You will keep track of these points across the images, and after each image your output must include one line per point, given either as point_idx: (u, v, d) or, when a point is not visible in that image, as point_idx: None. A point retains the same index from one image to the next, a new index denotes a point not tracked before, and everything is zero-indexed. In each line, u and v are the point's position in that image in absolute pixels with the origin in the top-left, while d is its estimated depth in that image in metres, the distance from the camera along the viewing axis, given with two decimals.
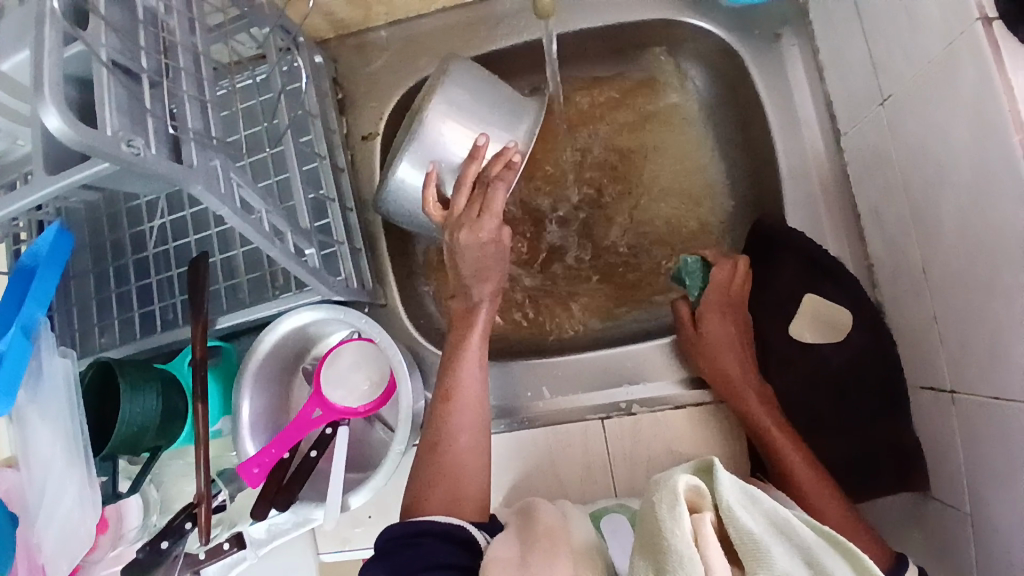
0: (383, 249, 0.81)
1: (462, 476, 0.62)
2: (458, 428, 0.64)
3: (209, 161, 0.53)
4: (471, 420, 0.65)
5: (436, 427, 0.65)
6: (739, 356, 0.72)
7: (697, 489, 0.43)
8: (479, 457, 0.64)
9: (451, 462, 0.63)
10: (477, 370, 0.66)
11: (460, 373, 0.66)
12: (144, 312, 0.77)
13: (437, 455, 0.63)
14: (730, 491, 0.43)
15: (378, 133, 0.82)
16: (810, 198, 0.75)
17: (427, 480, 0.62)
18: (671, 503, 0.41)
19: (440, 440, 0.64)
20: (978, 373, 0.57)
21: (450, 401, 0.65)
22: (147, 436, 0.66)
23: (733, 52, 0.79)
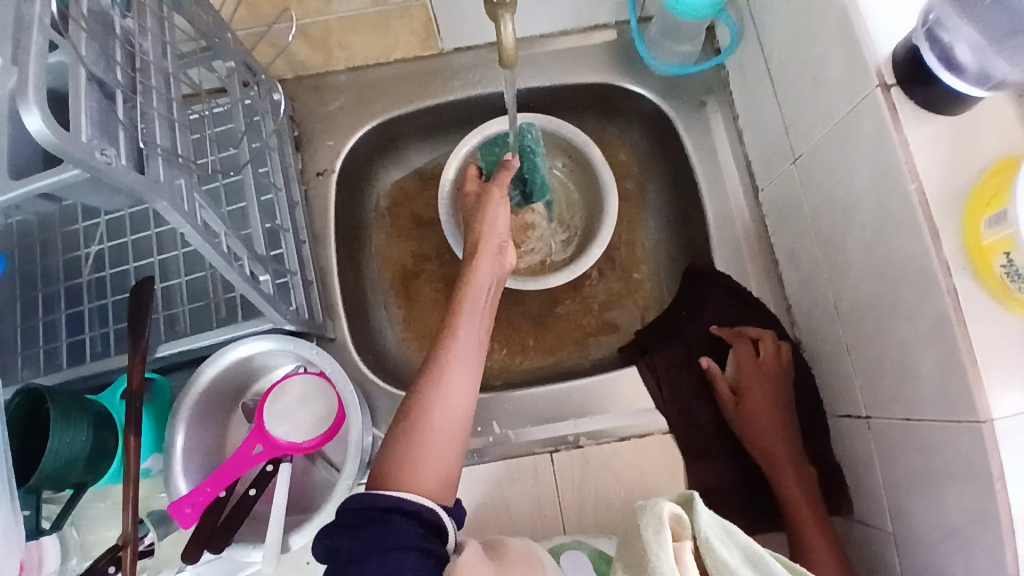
0: (334, 282, 0.81)
1: (442, 453, 0.59)
2: (446, 397, 0.61)
3: (175, 179, 0.53)
4: (459, 396, 0.61)
5: (424, 394, 0.61)
6: (765, 389, 0.74)
7: (678, 517, 0.47)
8: (455, 433, 0.60)
9: (430, 434, 0.59)
10: (472, 350, 0.64)
11: (456, 349, 0.63)
12: (72, 342, 0.73)
13: (419, 419, 0.60)
14: (707, 522, 0.48)
15: (333, 171, 0.84)
16: (735, 245, 0.82)
17: (406, 451, 0.59)
18: (656, 531, 0.45)
19: (424, 409, 0.60)
20: (891, 396, 0.64)
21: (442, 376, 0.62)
22: (74, 473, 0.62)
23: (664, 115, 0.88)
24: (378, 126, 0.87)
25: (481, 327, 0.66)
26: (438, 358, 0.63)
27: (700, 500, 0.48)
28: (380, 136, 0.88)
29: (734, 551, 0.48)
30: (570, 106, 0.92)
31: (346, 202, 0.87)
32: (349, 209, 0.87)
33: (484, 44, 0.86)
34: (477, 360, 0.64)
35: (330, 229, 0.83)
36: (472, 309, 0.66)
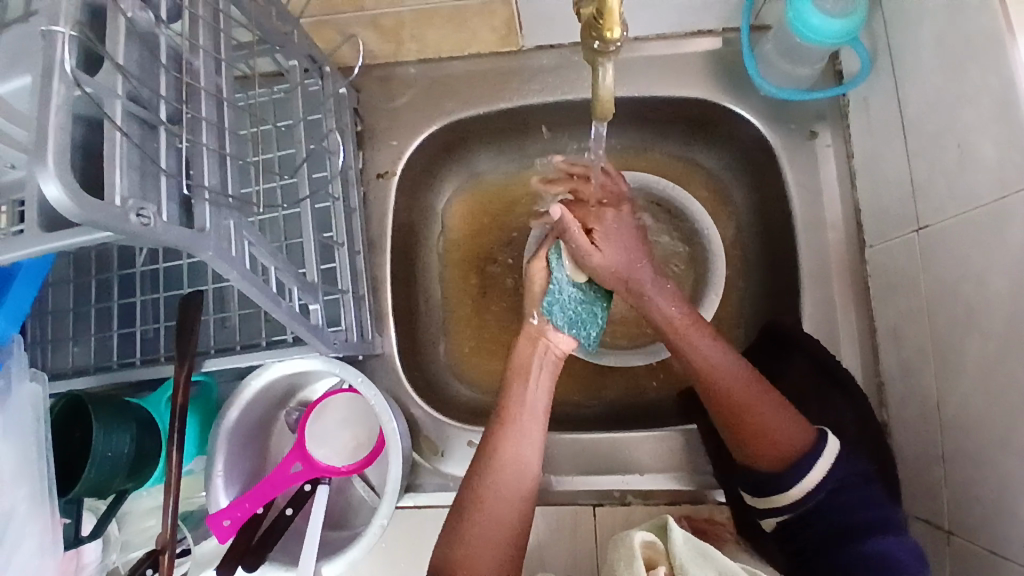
0: (386, 294, 0.78)
1: (495, 530, 0.57)
2: (509, 448, 0.60)
3: (223, 222, 0.48)
4: (529, 434, 0.61)
5: (472, 481, 0.60)
6: (728, 363, 0.60)
7: (652, 545, 0.52)
8: (507, 516, 0.58)
9: (485, 514, 0.58)
10: (530, 431, 0.61)
11: (516, 431, 0.61)
12: (123, 334, 0.72)
13: (478, 492, 0.59)
14: (681, 549, 0.51)
15: (394, 173, 0.80)
16: (828, 302, 0.73)
17: (462, 530, 0.57)
18: (629, 560, 0.51)
19: (480, 489, 0.59)
20: (979, 521, 0.56)
21: (494, 448, 0.60)
22: (116, 480, 0.62)
23: (767, 143, 0.77)
24: (445, 127, 0.80)
25: (541, 399, 0.63)
26: (493, 427, 0.62)
27: (671, 531, 0.51)
28: (447, 137, 0.82)
29: (707, 574, 0.50)
30: (659, 120, 0.82)
31: (405, 205, 0.82)
32: (407, 214, 0.82)
33: (569, 43, 0.77)
34: (540, 430, 0.62)
35: (386, 236, 0.78)
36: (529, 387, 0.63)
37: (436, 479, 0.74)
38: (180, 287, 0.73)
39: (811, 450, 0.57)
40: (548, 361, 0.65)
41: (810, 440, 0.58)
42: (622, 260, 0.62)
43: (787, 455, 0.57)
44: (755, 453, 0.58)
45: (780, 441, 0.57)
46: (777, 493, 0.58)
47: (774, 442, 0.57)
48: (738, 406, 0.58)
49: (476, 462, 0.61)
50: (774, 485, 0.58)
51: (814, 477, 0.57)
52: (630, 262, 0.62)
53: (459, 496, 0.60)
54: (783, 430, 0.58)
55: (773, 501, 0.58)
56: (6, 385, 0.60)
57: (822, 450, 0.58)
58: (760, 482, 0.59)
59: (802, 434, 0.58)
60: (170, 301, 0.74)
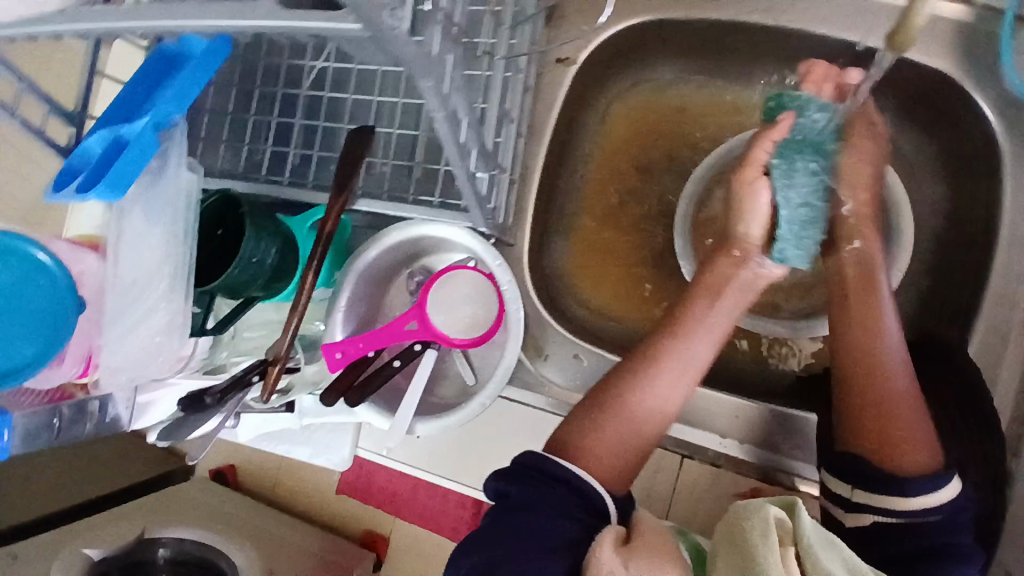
0: (534, 184, 0.75)
1: (626, 441, 0.57)
2: (666, 374, 0.58)
3: (444, 54, 0.45)
4: (672, 385, 0.58)
5: (625, 378, 0.59)
6: (907, 401, 0.57)
7: (780, 521, 0.47)
8: (644, 426, 0.58)
9: (623, 414, 0.57)
10: (692, 359, 0.59)
11: (680, 351, 0.59)
12: (276, 152, 0.72)
13: (621, 394, 0.58)
14: (811, 533, 0.47)
15: (575, 62, 0.74)
16: (998, 332, 0.67)
17: (594, 424, 0.57)
18: (763, 530, 0.46)
19: (625, 390, 0.58)
20: None
21: (655, 357, 0.59)
22: (252, 286, 0.63)
23: (992, 142, 0.68)
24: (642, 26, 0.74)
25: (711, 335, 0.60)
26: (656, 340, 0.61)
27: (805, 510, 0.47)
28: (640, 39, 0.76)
29: (838, 565, 0.46)
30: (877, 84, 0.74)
31: (575, 99, 0.78)
32: (573, 109, 0.78)
33: None
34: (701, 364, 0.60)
35: (549, 126, 0.75)
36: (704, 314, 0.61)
37: (533, 380, 0.74)
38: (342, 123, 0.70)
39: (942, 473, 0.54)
40: (737, 297, 0.62)
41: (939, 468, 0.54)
42: (867, 168, 0.65)
43: (918, 462, 0.54)
44: (885, 446, 0.55)
45: (913, 454, 0.55)
46: (890, 497, 0.54)
47: (908, 446, 0.55)
48: (888, 403, 0.56)
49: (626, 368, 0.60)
50: (896, 487, 0.54)
51: (937, 498, 0.53)
52: (869, 171, 0.65)
53: (600, 391, 0.59)
54: (916, 437, 0.55)
55: (881, 501, 0.54)
56: (162, 168, 0.59)
57: (948, 479, 0.53)
58: (871, 482, 0.55)
59: (930, 458, 0.55)
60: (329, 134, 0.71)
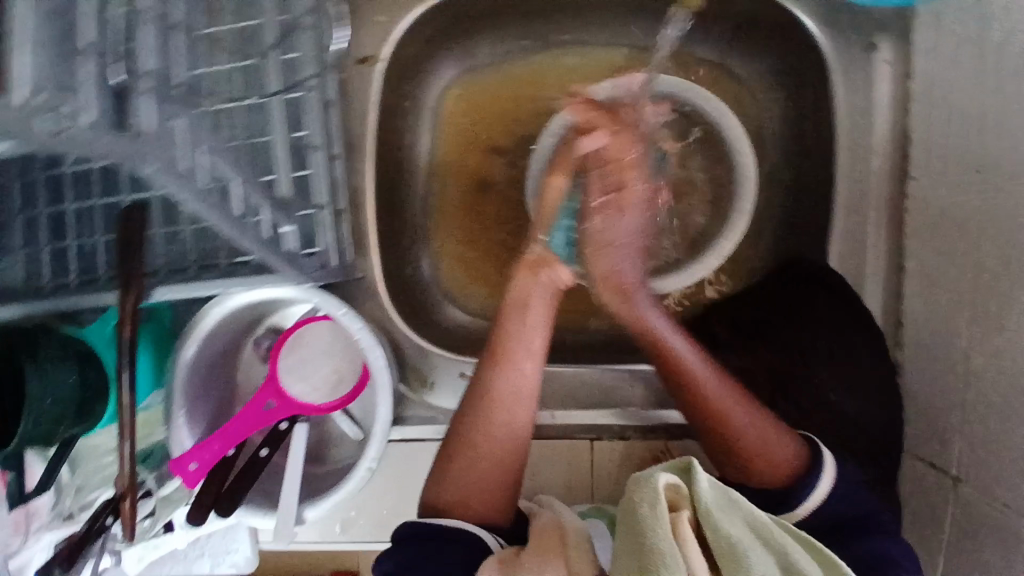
0: (368, 207, 0.67)
1: (489, 474, 0.59)
2: (501, 399, 0.59)
3: (170, 122, 0.39)
4: (516, 410, 0.59)
5: (463, 422, 0.59)
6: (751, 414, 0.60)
7: (676, 488, 0.49)
8: (501, 458, 0.59)
9: (483, 449, 0.59)
10: (527, 378, 0.59)
11: (515, 377, 0.59)
12: (57, 249, 0.56)
13: (469, 435, 0.59)
14: (707, 493, 0.49)
15: (380, 58, 0.65)
16: (859, 241, 0.68)
17: (455, 481, 0.59)
18: (652, 503, 0.48)
19: (471, 437, 0.59)
20: (999, 481, 0.56)
21: (489, 394, 0.59)
22: (61, 427, 0.53)
23: (818, 53, 0.67)
24: None
25: (535, 344, 0.60)
26: (484, 366, 0.60)
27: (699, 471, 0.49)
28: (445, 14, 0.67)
29: (738, 523, 0.49)
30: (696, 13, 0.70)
31: (391, 97, 0.69)
32: (392, 112, 0.70)
33: None
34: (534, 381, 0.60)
35: (369, 139, 0.66)
36: (518, 325, 0.59)
37: (424, 411, 0.69)
38: (90, 199, 0.57)
39: (807, 470, 0.58)
40: (547, 292, 0.60)
41: (801, 454, 0.59)
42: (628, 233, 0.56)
43: (780, 475, 0.59)
44: (754, 472, 0.59)
45: (781, 463, 0.58)
46: (786, 511, 0.58)
47: (773, 461, 0.59)
48: (731, 427, 0.60)
49: (470, 397, 0.61)
50: (788, 505, 0.57)
51: (821, 494, 0.58)
52: (632, 237, 0.57)
53: (449, 441, 0.60)
54: (784, 457, 0.59)
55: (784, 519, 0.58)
56: None
57: (821, 470, 0.58)
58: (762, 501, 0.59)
59: (796, 455, 0.59)
60: (83, 215, 0.57)
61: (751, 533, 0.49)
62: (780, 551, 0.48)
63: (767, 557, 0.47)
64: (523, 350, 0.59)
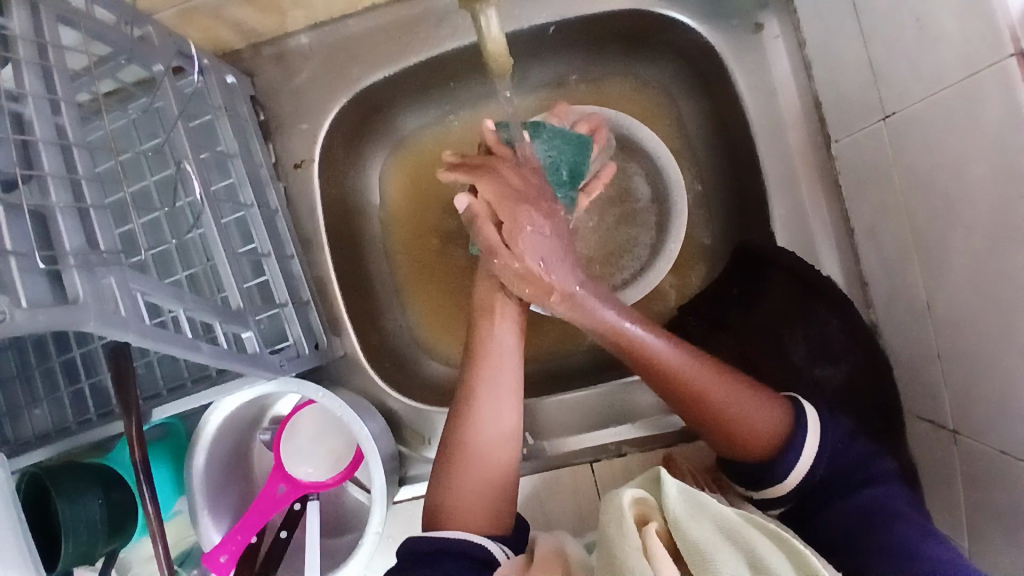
0: (334, 293, 0.73)
1: (488, 480, 0.59)
2: (488, 393, 0.60)
3: (101, 281, 0.43)
4: (502, 401, 0.61)
5: (456, 425, 0.60)
6: (731, 386, 0.58)
7: (643, 500, 0.47)
8: (495, 465, 0.59)
9: (473, 460, 0.59)
10: (508, 380, 0.61)
11: (492, 375, 0.61)
12: (74, 391, 0.66)
13: (464, 433, 0.60)
14: (677, 502, 0.46)
15: (313, 160, 0.72)
16: (800, 210, 0.68)
17: (453, 481, 0.59)
18: (619, 518, 0.46)
19: (464, 436, 0.60)
20: (985, 424, 0.53)
21: (473, 394, 0.61)
22: (99, 546, 0.61)
23: (709, 46, 0.69)
24: (355, 96, 0.72)
25: (514, 343, 0.63)
26: (468, 373, 0.62)
27: (666, 481, 0.46)
28: (364, 105, 0.74)
29: (706, 526, 0.45)
30: (588, 40, 0.73)
31: (335, 190, 0.75)
32: (340, 202, 0.76)
33: None
34: (517, 373, 0.62)
35: (321, 232, 0.73)
36: (491, 330, 0.63)
37: (427, 466, 0.73)
38: (91, 343, 0.67)
39: (795, 429, 0.57)
40: (513, 298, 0.64)
41: (790, 415, 0.57)
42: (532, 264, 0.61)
43: (769, 444, 0.56)
44: (738, 448, 0.57)
45: (754, 434, 0.56)
46: (767, 486, 0.57)
47: (754, 434, 0.56)
48: (714, 407, 0.57)
49: (454, 412, 0.62)
50: (769, 479, 0.57)
51: (806, 462, 0.56)
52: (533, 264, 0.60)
53: (443, 447, 0.61)
54: (761, 424, 0.56)
55: (769, 492, 0.57)
56: None
57: (807, 428, 0.57)
58: (751, 477, 0.58)
59: (776, 417, 0.57)
60: (90, 358, 0.68)
61: (722, 536, 0.45)
62: (750, 549, 0.44)
63: (739, 558, 0.43)
64: (496, 357, 0.62)
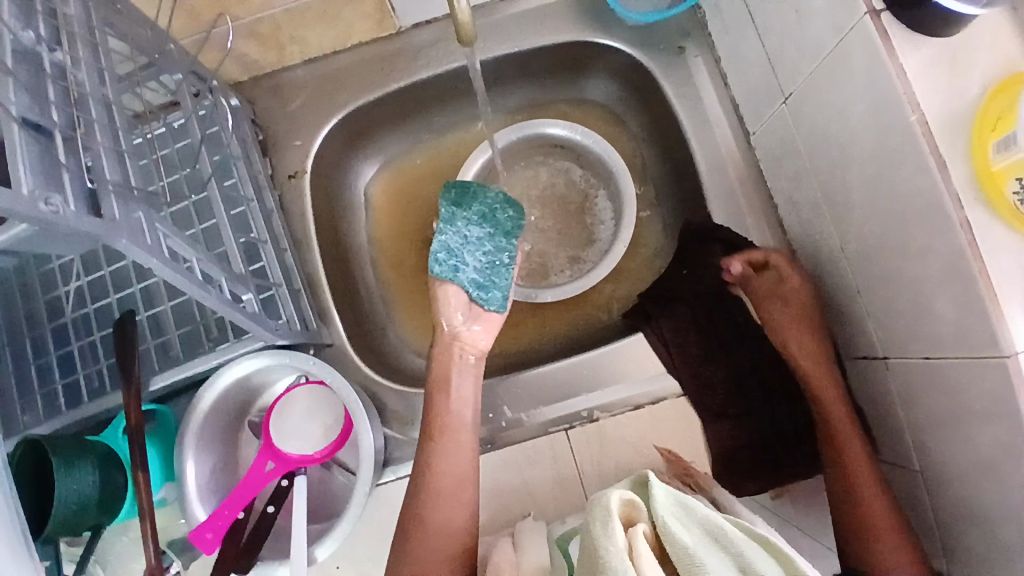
0: (323, 287, 0.79)
1: (443, 548, 0.63)
2: (443, 464, 0.66)
3: (132, 214, 0.50)
4: (456, 469, 0.66)
5: (417, 501, 0.65)
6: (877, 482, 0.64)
7: (631, 502, 0.48)
8: (453, 533, 0.64)
9: (430, 532, 0.63)
10: (460, 445, 0.67)
11: (448, 445, 0.66)
12: (68, 383, 0.71)
13: (422, 503, 0.65)
14: (664, 505, 0.48)
15: (304, 171, 0.81)
16: (731, 195, 0.79)
17: (411, 552, 0.63)
18: (605, 520, 0.47)
19: (421, 510, 0.65)
20: (906, 338, 0.61)
21: (430, 463, 0.66)
22: (88, 515, 0.61)
23: (642, 67, 0.83)
24: (342, 118, 0.83)
25: (467, 417, 0.68)
26: (426, 445, 0.67)
27: (655, 485, 0.48)
28: (351, 128, 0.85)
29: (693, 531, 0.47)
30: (541, 71, 0.88)
31: (322, 202, 0.84)
32: (328, 213, 0.84)
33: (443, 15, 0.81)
34: (469, 445, 0.67)
35: (310, 233, 0.80)
36: (444, 404, 0.68)
37: (412, 448, 0.75)
38: (90, 334, 0.72)
39: None
40: (467, 372, 0.70)
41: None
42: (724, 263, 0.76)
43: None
44: (863, 531, 0.63)
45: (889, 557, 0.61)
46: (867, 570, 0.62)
47: (877, 522, 0.62)
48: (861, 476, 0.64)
49: (414, 484, 0.67)
50: None
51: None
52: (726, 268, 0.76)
53: (403, 518, 0.66)
54: (883, 512, 0.62)
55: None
56: None
57: None
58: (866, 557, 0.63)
59: (911, 561, 0.60)
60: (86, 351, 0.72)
61: (708, 538, 0.47)
62: (735, 551, 0.46)
63: (723, 560, 0.46)
64: (449, 430, 0.67)
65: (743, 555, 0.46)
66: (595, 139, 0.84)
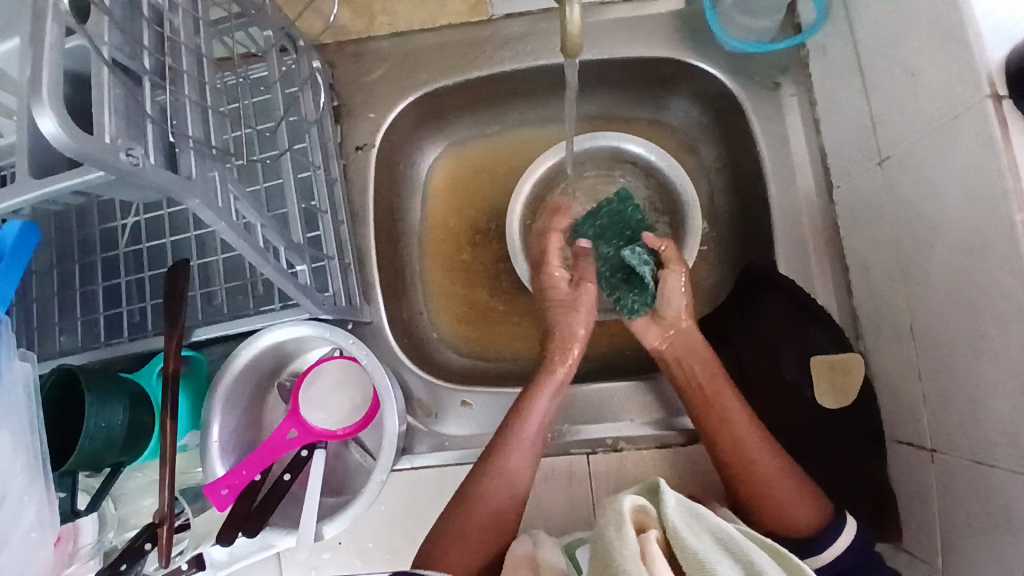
0: (372, 264, 0.79)
1: (488, 535, 0.65)
2: (512, 457, 0.67)
3: (206, 171, 0.50)
4: (523, 463, 0.68)
5: (474, 485, 0.67)
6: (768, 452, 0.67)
7: (642, 507, 0.47)
8: (501, 526, 0.65)
9: (478, 517, 0.65)
10: (533, 443, 0.69)
11: (522, 441, 0.68)
12: (111, 315, 0.72)
13: (481, 490, 0.67)
14: (673, 510, 0.47)
15: (372, 145, 0.81)
16: (799, 246, 0.76)
17: (454, 534, 0.65)
18: (618, 523, 0.46)
19: (475, 495, 0.66)
20: (959, 435, 0.58)
21: (503, 455, 0.68)
22: (111, 453, 0.63)
23: (733, 96, 0.80)
24: (419, 98, 0.82)
25: (547, 417, 0.70)
26: (501, 437, 0.69)
27: (665, 489, 0.48)
28: (426, 109, 0.84)
29: (704, 537, 0.46)
30: (628, 83, 0.85)
31: (384, 178, 0.83)
32: (388, 189, 0.84)
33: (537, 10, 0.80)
34: (541, 443, 0.69)
35: (368, 207, 0.80)
36: (536, 407, 0.70)
37: (433, 437, 0.76)
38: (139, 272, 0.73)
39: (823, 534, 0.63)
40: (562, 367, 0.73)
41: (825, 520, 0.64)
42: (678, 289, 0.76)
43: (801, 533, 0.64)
44: (778, 520, 0.64)
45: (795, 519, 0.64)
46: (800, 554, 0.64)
47: (794, 511, 0.64)
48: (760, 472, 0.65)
49: (478, 470, 0.68)
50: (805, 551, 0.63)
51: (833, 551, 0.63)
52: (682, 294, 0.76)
53: (456, 495, 0.68)
54: (800, 504, 0.64)
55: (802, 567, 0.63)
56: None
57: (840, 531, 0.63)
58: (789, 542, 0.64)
59: (815, 515, 0.64)
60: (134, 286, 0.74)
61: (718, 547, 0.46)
62: (745, 558, 0.45)
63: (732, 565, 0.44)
64: (529, 428, 0.69)
65: (753, 559, 0.44)
66: (670, 163, 0.82)
